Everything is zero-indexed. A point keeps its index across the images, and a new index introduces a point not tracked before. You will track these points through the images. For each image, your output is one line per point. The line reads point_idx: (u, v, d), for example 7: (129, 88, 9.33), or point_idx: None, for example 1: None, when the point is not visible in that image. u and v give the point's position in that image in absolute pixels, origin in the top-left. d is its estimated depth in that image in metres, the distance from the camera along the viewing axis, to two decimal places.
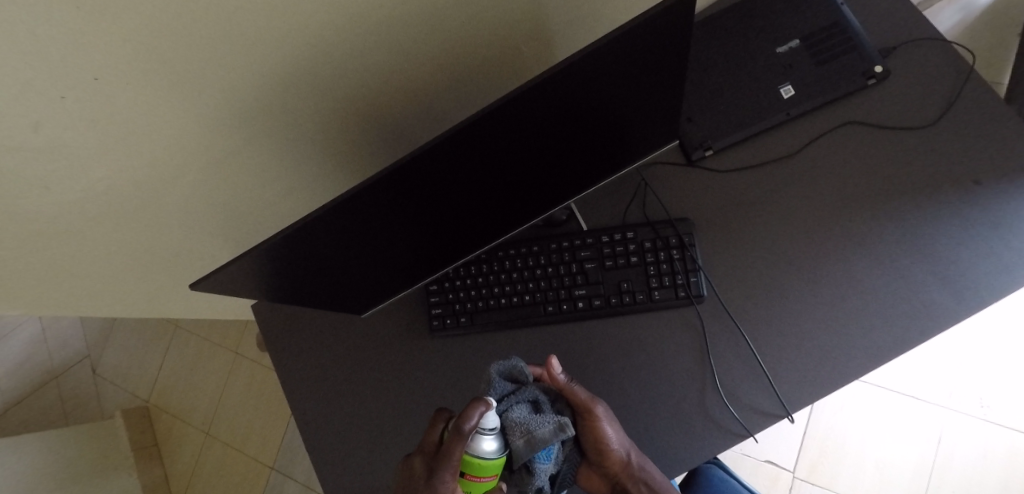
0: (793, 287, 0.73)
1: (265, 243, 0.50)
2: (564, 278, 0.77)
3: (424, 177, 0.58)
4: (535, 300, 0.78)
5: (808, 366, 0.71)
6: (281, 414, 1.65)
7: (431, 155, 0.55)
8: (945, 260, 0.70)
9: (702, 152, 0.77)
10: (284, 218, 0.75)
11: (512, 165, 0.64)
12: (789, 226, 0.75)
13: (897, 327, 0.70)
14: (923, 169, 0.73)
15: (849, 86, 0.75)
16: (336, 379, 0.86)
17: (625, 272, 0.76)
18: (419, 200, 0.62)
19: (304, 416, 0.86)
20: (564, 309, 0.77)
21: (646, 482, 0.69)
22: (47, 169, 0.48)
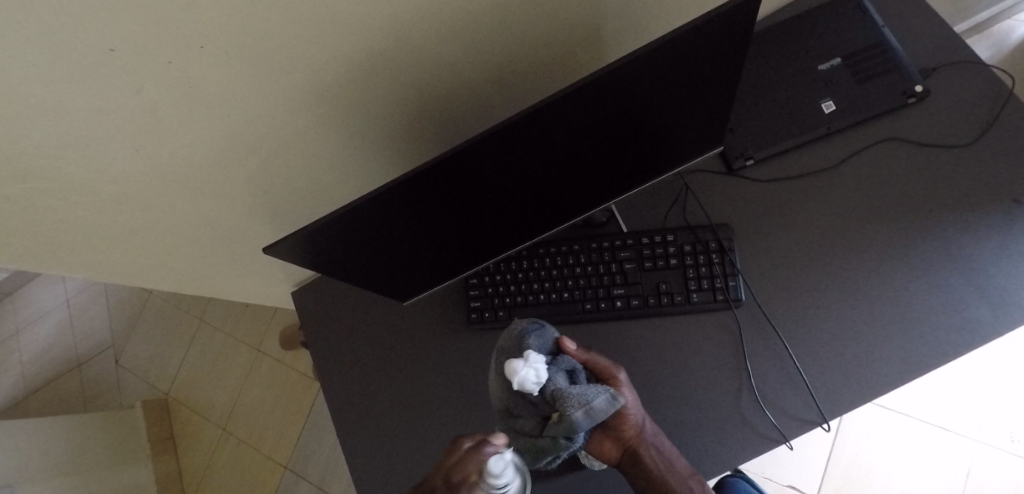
0: (831, 296, 0.74)
1: (333, 213, 0.53)
2: (603, 277, 0.79)
3: (482, 165, 0.61)
4: (574, 297, 0.79)
5: (846, 375, 0.71)
6: (299, 413, 1.66)
7: (493, 142, 0.58)
8: (984, 275, 0.71)
9: (743, 162, 0.79)
10: (336, 204, 0.77)
11: (563, 162, 0.67)
12: (828, 236, 0.76)
13: (935, 338, 0.70)
14: (964, 187, 0.74)
15: (889, 104, 0.77)
16: (371, 367, 0.88)
17: (664, 273, 0.77)
18: (474, 189, 0.64)
19: (337, 403, 0.87)
20: (602, 307, 0.78)
21: (659, 448, 0.68)
22: (140, 132, 0.51)
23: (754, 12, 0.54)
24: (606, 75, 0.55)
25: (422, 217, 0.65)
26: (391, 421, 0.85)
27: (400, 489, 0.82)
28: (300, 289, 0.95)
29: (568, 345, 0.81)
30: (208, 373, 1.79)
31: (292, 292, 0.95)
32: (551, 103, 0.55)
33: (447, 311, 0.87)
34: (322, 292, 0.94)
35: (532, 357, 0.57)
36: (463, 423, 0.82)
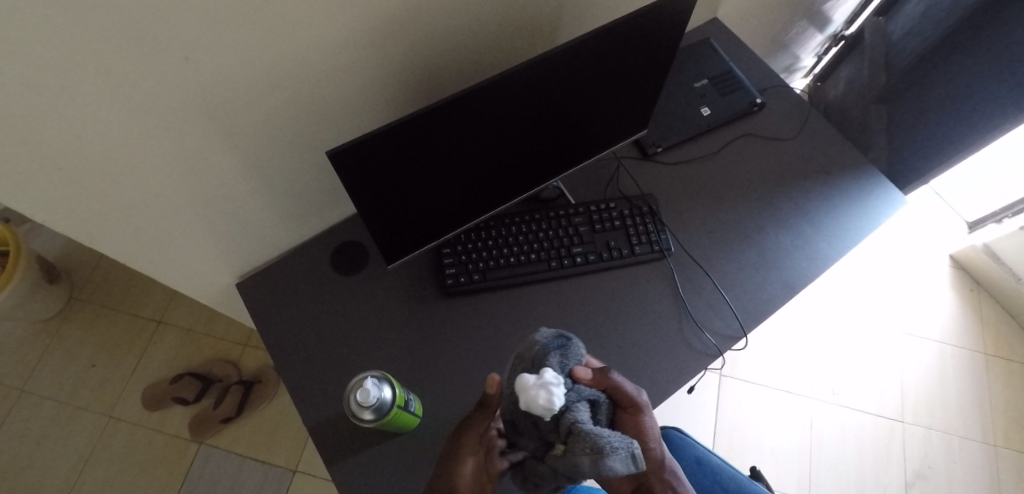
0: (733, 243, 0.96)
1: (383, 124, 0.58)
2: (563, 239, 0.91)
3: (487, 114, 0.70)
4: (540, 258, 0.90)
5: (751, 299, 0.91)
6: (171, 483, 1.39)
7: (501, 90, 0.68)
8: (824, 222, 0.99)
9: (655, 148, 1.01)
10: (318, 172, 0.79)
11: (541, 127, 0.79)
12: (722, 200, 0.99)
13: (804, 266, 0.95)
14: (798, 165, 1.04)
15: (742, 111, 1.06)
16: (339, 349, 0.85)
17: (611, 233, 0.93)
18: (474, 141, 0.73)
19: (300, 389, 0.82)
20: (566, 264, 0.90)
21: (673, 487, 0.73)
22: (198, 38, 0.53)
23: (687, 11, 0.76)
24: (589, 42, 0.70)
25: (427, 164, 0.71)
26: None
27: (382, 463, 0.78)
28: (247, 281, 0.89)
29: (537, 304, 0.89)
30: (28, 456, 1.40)
31: (237, 284, 0.88)
32: (549, 59, 0.68)
33: (418, 285, 0.89)
34: (274, 281, 0.89)
35: (550, 379, 0.54)
36: (446, 388, 0.83)
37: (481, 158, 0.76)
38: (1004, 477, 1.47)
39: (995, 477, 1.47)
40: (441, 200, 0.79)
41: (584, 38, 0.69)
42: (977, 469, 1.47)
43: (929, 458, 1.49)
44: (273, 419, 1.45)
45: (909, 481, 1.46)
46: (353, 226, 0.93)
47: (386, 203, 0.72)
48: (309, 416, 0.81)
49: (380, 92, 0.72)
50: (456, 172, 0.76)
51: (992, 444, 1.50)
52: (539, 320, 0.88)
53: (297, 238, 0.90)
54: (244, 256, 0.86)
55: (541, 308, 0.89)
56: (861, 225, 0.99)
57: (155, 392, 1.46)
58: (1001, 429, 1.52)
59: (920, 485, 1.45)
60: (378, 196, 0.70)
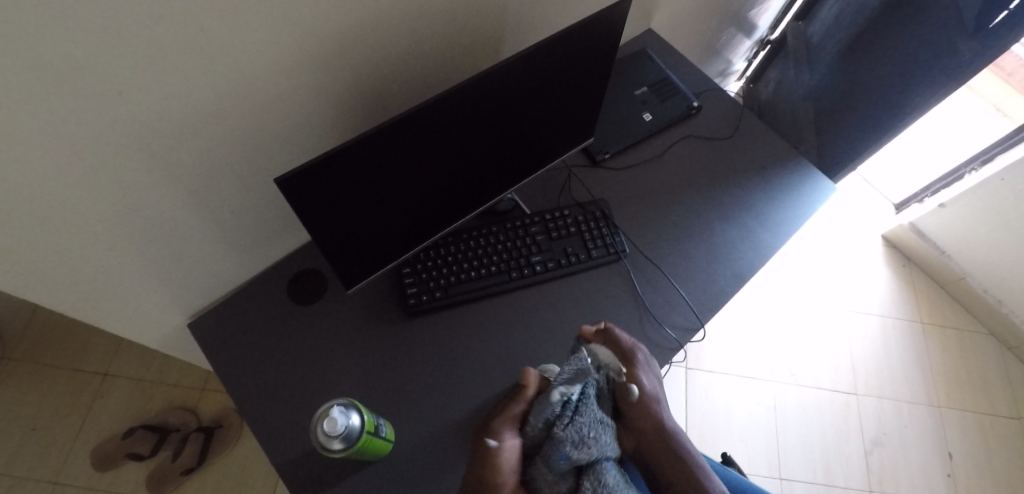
0: (684, 240, 0.99)
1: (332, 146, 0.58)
2: (521, 249, 0.92)
3: (436, 131, 0.71)
4: (500, 269, 0.90)
5: (705, 291, 0.95)
6: None
7: (448, 108, 0.70)
8: (765, 214, 1.04)
9: (603, 155, 1.04)
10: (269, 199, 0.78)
11: (490, 141, 0.81)
12: (670, 200, 1.03)
13: (750, 257, 0.99)
14: (735, 161, 1.10)
15: (682, 114, 1.11)
16: (303, 379, 0.83)
17: (568, 239, 0.95)
18: (426, 159, 0.74)
19: (264, 425, 0.79)
20: (526, 273, 0.91)
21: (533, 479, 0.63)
22: (134, 70, 0.52)
23: (622, 21, 0.80)
24: (528, 57, 0.72)
25: (379, 184, 0.71)
26: None
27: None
28: (199, 318, 0.85)
29: (501, 315, 0.90)
30: None
31: (189, 323, 0.85)
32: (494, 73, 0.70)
33: (379, 307, 0.88)
34: (228, 316, 0.86)
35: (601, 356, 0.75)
36: (417, 408, 0.82)
37: (433, 174, 0.77)
38: (954, 439, 1.55)
39: (944, 437, 1.56)
40: (396, 219, 0.78)
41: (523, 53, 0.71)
42: (928, 434, 1.55)
43: (885, 428, 1.56)
44: (237, 465, 1.39)
45: (868, 453, 1.52)
46: (307, 253, 0.91)
47: (340, 226, 0.71)
48: (275, 452, 0.78)
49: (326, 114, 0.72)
50: (410, 190, 0.76)
51: (940, 411, 1.59)
52: (504, 331, 0.89)
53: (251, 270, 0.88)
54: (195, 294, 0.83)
55: (505, 319, 0.89)
56: (799, 215, 1.05)
57: (105, 448, 1.38)
58: (945, 394, 1.61)
59: (879, 457, 1.52)
60: (332, 221, 0.70)
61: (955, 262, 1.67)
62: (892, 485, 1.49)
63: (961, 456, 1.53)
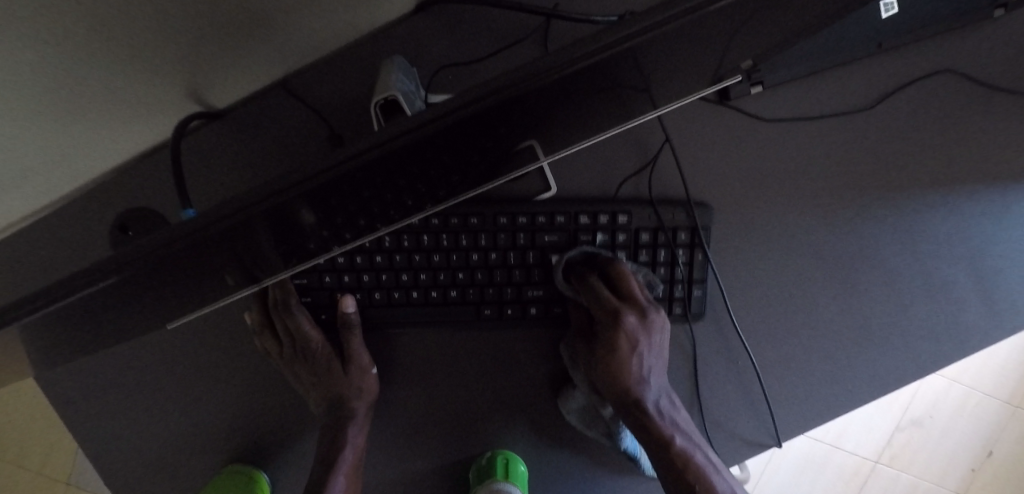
0: (817, 291, 0.56)
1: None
2: (510, 270, 0.54)
3: (326, 199, 0.31)
4: (466, 298, 0.54)
5: (808, 391, 0.57)
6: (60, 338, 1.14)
7: (345, 175, 0.28)
8: (994, 273, 0.56)
9: (746, 89, 0.52)
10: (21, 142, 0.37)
11: (476, 161, 0.37)
12: (829, 210, 0.56)
13: (917, 348, 0.57)
14: (991, 146, 0.55)
15: (979, 13, 0.52)
16: (143, 381, 0.55)
17: (601, 269, 0.54)
18: (319, 215, 0.34)
19: (98, 430, 0.55)
20: (508, 315, 0.54)
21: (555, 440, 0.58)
22: None
23: None
24: (585, 69, 0.25)
25: (214, 263, 0.35)
26: (199, 460, 0.56)
27: None
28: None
29: (460, 353, 0.56)
30: None
31: None
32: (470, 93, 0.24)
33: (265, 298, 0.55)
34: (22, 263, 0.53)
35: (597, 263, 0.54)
36: (316, 458, 0.57)
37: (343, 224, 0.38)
38: (1005, 436, 1.28)
39: (996, 437, 1.28)
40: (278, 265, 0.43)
41: (569, 63, 0.24)
42: (978, 430, 1.27)
43: (934, 410, 1.26)
44: None
45: (897, 429, 1.27)
46: (152, 178, 0.52)
47: (149, 302, 0.39)
48: (111, 470, 0.55)
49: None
50: (297, 245, 0.39)
51: (1015, 410, 1.27)
52: (469, 377, 0.57)
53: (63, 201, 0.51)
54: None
55: (463, 360, 0.56)
56: None
57: None
58: None
59: (907, 435, 1.27)
60: (77, 318, 0.34)
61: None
62: (904, 462, 1.27)
63: (999, 455, 1.29)
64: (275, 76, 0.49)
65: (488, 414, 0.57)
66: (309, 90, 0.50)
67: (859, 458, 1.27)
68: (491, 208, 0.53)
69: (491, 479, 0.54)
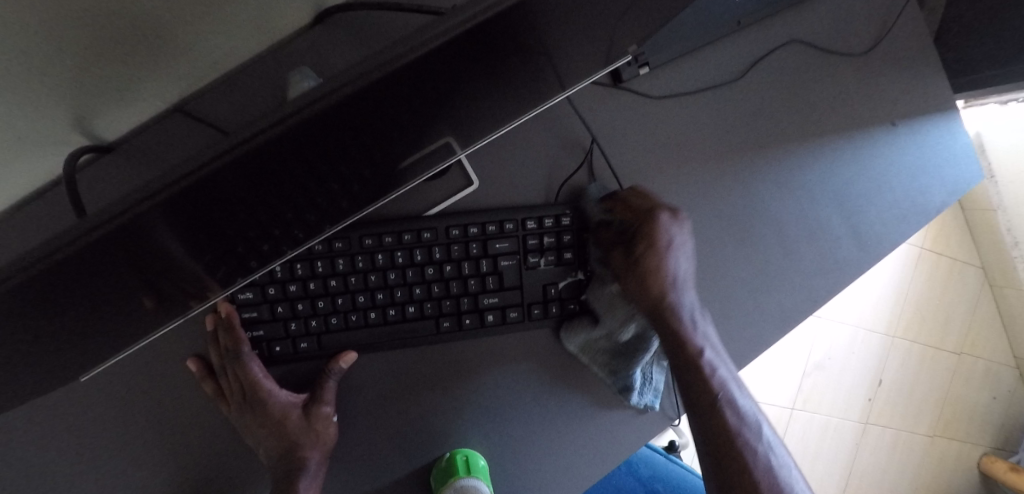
0: (724, 245, 0.63)
1: None
2: (465, 280, 0.55)
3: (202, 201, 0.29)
4: (424, 313, 0.54)
5: (732, 336, 0.63)
6: None
7: (263, 156, 0.27)
8: (859, 210, 0.66)
9: (634, 70, 0.58)
10: None
11: (375, 156, 0.38)
12: (721, 171, 0.63)
13: (811, 282, 0.65)
14: (834, 101, 0.65)
15: None
16: (58, 441, 0.51)
17: (553, 272, 0.57)
18: (199, 224, 0.32)
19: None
20: (466, 325, 0.55)
21: (514, 432, 0.58)
22: None
23: None
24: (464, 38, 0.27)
25: (74, 293, 0.31)
26: None
27: None
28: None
29: (405, 355, 0.57)
30: None
31: None
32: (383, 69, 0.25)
33: (191, 330, 0.52)
34: None
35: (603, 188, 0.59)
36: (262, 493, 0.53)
37: (230, 232, 0.36)
38: (889, 364, 1.47)
39: (882, 366, 1.46)
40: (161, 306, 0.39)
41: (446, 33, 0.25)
42: (869, 363, 1.45)
43: (830, 352, 1.42)
44: None
45: (805, 374, 1.41)
46: (45, 222, 0.49)
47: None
48: None
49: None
50: (177, 267, 0.35)
51: (891, 339, 1.46)
52: (419, 378, 0.57)
53: None
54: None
55: (415, 363, 0.57)
56: (906, 219, 0.67)
57: None
58: (902, 322, 1.47)
59: (814, 379, 1.41)
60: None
61: (997, 189, 1.32)
62: (815, 403, 1.42)
63: (888, 382, 1.47)
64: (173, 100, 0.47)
65: (441, 411, 0.57)
66: (213, 112, 0.49)
67: (777, 409, 1.39)
68: (444, 221, 0.54)
69: (454, 478, 0.53)
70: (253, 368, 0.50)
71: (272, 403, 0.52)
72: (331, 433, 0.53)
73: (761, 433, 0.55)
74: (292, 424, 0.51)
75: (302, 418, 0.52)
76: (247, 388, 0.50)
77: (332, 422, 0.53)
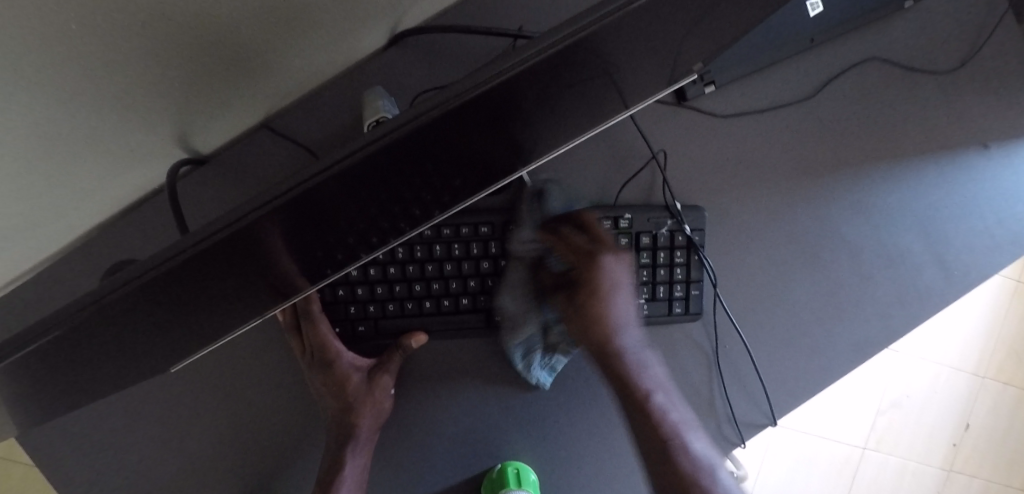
0: (791, 269, 0.60)
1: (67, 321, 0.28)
2: (518, 270, 0.56)
3: (290, 220, 0.32)
4: (477, 305, 0.56)
5: (797, 364, 0.60)
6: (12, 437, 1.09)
7: (362, 166, 0.29)
8: (942, 237, 0.62)
9: (701, 88, 0.58)
10: (34, 180, 0.39)
11: (452, 160, 0.37)
12: (790, 192, 0.60)
13: (886, 313, 0.61)
14: (918, 121, 0.61)
15: (887, 8, 0.59)
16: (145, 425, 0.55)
17: None
18: (290, 237, 0.36)
19: (103, 476, 0.55)
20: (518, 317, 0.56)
21: (564, 448, 0.58)
22: None
23: None
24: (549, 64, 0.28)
25: (174, 300, 0.35)
26: None
27: None
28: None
29: (461, 364, 0.58)
30: None
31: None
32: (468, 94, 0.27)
33: (264, 327, 0.56)
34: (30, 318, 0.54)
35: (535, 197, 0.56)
36: None
37: (311, 241, 0.39)
38: (979, 406, 1.34)
39: (969, 408, 1.34)
40: (250, 305, 0.44)
41: (511, 70, 0.26)
42: (953, 404, 1.33)
43: (909, 389, 1.32)
44: None
45: (880, 412, 1.31)
46: (149, 223, 0.54)
47: (106, 351, 0.38)
48: None
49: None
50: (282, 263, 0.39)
51: (980, 379, 1.34)
52: (474, 387, 0.58)
53: (61, 244, 0.52)
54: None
55: (471, 373, 0.58)
56: (998, 248, 0.62)
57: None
58: (994, 362, 1.34)
59: (890, 417, 1.31)
60: (109, 338, 0.35)
61: None
62: (890, 444, 1.31)
63: (977, 426, 1.34)
64: (261, 117, 0.51)
65: (493, 422, 0.58)
66: (295, 127, 0.53)
67: (847, 447, 1.30)
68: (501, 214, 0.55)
69: (504, 490, 0.54)
70: (324, 329, 0.54)
71: (339, 364, 0.55)
72: (385, 405, 0.56)
73: (719, 477, 0.53)
74: (353, 389, 0.55)
75: (363, 385, 0.55)
76: (319, 349, 0.54)
77: (389, 393, 0.56)
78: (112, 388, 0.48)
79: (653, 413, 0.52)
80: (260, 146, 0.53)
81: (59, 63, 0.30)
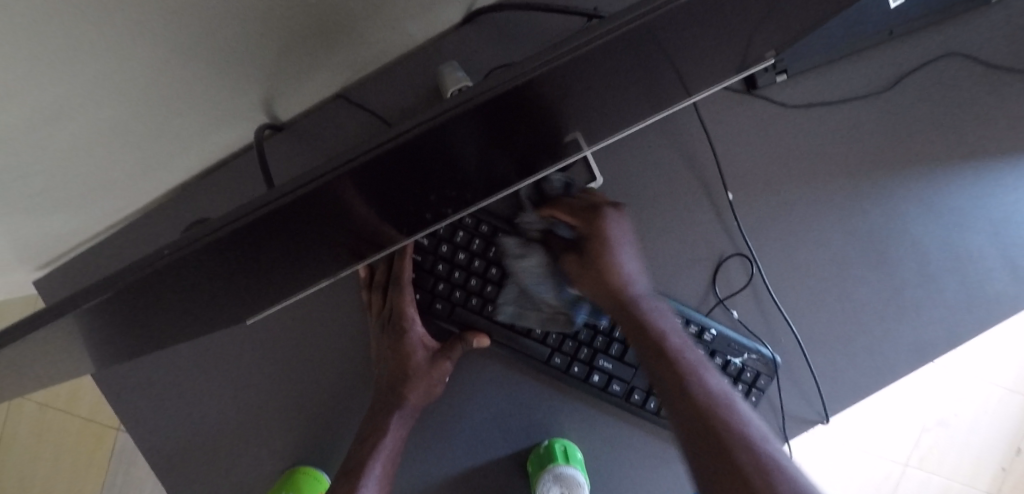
0: (854, 267, 0.59)
1: (111, 292, 0.25)
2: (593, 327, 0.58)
3: (369, 201, 0.32)
4: (546, 341, 0.58)
5: (852, 365, 0.59)
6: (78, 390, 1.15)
7: (422, 142, 0.25)
8: (1016, 243, 0.60)
9: (770, 77, 0.57)
10: (140, 136, 0.42)
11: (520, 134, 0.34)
12: (856, 187, 0.59)
13: (950, 318, 0.59)
14: (998, 121, 0.59)
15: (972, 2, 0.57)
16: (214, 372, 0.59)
17: None
18: (365, 210, 0.34)
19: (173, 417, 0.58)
20: (573, 372, 0.58)
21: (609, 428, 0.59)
22: None
23: None
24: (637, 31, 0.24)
25: (235, 266, 0.33)
26: (265, 447, 0.58)
27: None
28: (73, 260, 0.60)
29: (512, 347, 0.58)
30: None
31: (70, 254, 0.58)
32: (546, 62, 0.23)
33: (329, 290, 0.58)
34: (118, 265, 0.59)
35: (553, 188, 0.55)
36: None
37: (388, 218, 0.39)
38: None
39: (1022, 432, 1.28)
40: (307, 265, 0.42)
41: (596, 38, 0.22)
42: (1004, 427, 1.27)
43: (958, 409, 1.26)
44: None
45: (925, 429, 1.26)
46: (229, 183, 0.58)
47: (170, 311, 0.37)
48: (181, 453, 0.58)
49: (124, 14, 0.29)
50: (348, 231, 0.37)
51: None
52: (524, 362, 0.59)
53: (149, 197, 0.56)
54: (39, 244, 0.53)
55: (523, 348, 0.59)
56: None
57: None
58: None
59: (935, 435, 1.26)
60: (177, 301, 0.35)
61: None
62: (934, 463, 1.26)
63: None
64: (339, 87, 0.53)
65: (540, 397, 0.59)
66: (369, 99, 0.55)
67: (887, 464, 1.26)
68: None
69: (550, 464, 0.55)
70: (406, 300, 0.56)
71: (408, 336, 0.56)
72: (437, 387, 0.57)
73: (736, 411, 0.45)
74: (415, 363, 0.56)
75: (425, 364, 0.57)
76: (394, 314, 0.56)
77: (443, 379, 0.57)
78: (190, 335, 0.51)
79: (670, 350, 0.49)
80: (338, 117, 0.55)
81: (184, 25, 0.32)
